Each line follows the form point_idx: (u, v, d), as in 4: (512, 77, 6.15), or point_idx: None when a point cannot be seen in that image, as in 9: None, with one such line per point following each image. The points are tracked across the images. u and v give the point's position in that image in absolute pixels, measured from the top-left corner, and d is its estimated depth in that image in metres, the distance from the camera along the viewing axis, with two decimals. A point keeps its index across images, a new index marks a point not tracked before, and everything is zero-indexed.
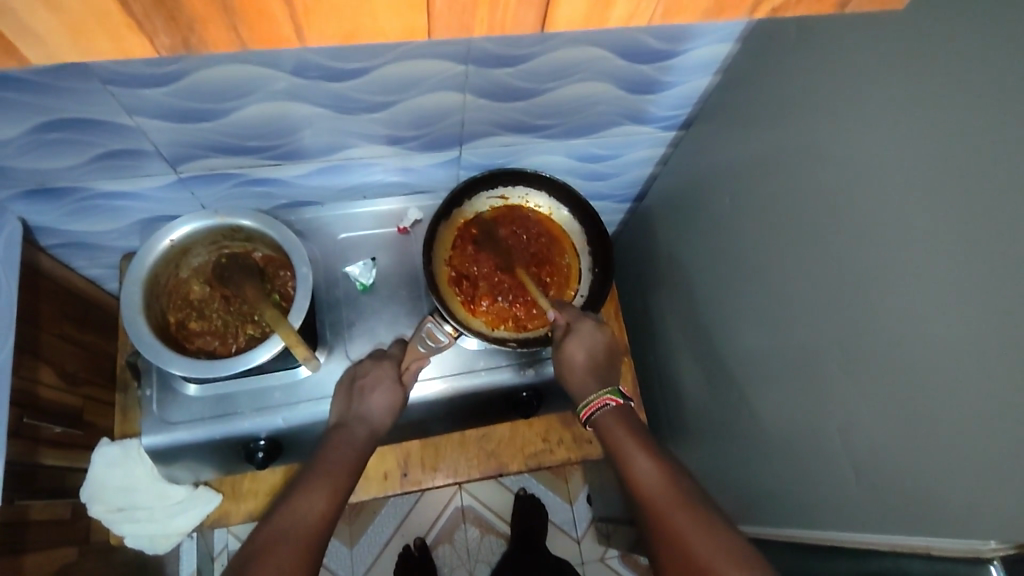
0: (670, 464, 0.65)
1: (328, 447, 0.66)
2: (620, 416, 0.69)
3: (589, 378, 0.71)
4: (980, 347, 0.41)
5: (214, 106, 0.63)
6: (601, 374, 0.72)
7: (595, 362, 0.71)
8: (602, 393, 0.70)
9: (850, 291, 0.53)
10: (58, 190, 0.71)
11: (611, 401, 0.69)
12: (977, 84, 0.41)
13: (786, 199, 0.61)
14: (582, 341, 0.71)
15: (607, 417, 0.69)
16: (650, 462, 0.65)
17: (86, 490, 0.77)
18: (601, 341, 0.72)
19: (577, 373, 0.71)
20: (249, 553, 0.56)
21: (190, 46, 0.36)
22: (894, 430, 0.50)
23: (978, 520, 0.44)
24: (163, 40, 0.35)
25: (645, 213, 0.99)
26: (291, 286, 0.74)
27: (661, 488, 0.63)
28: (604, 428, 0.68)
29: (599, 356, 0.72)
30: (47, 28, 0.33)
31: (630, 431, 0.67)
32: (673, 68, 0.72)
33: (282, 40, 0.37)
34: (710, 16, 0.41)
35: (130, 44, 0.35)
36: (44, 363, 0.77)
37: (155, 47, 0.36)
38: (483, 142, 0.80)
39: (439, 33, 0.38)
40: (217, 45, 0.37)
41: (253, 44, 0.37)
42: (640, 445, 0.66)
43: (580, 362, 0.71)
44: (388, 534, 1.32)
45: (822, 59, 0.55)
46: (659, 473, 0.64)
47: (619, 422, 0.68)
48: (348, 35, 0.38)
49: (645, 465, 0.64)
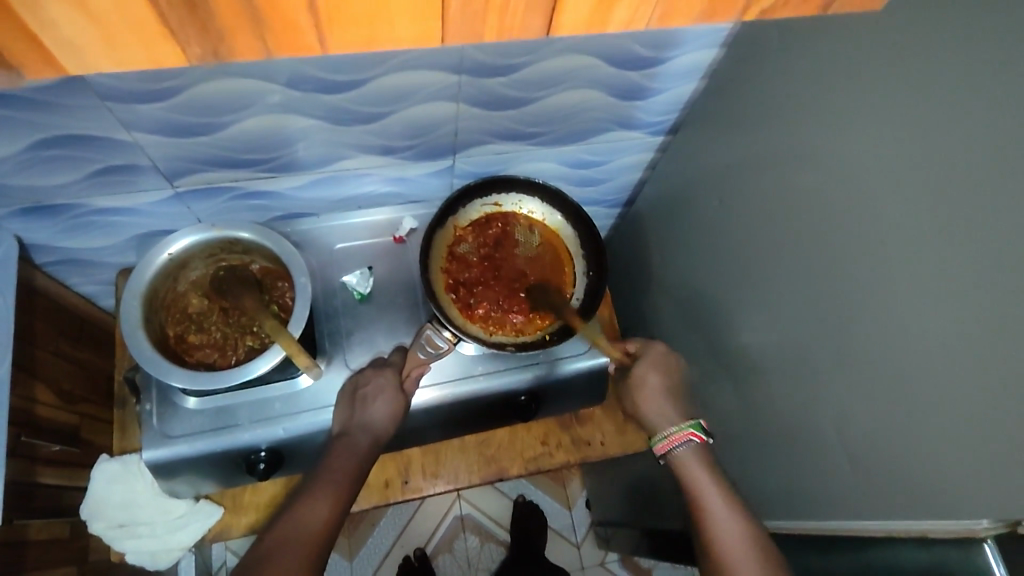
0: (742, 504, 0.65)
1: (332, 455, 0.66)
2: (704, 455, 0.69)
3: (669, 406, 0.74)
4: (970, 332, 0.43)
5: (210, 120, 0.64)
6: (676, 401, 0.75)
7: (668, 386, 0.75)
8: (683, 426, 0.71)
9: (840, 283, 0.55)
10: (55, 208, 0.71)
11: (694, 437, 0.70)
12: (956, 81, 0.43)
13: (775, 199, 0.63)
14: (654, 364, 0.77)
15: (689, 455, 0.69)
16: (728, 509, 0.64)
17: (87, 507, 0.77)
18: (673, 367, 0.77)
19: (654, 397, 0.75)
20: (257, 557, 0.57)
21: (219, 54, 0.40)
22: (884, 418, 0.51)
23: (969, 501, 0.45)
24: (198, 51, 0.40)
25: (636, 217, 1.01)
26: (290, 297, 0.74)
27: (736, 532, 0.63)
28: (685, 465, 0.68)
29: (671, 382, 0.76)
30: (85, 38, 0.38)
31: (710, 470, 0.67)
32: (660, 75, 0.74)
33: (305, 48, 0.41)
34: (702, 19, 0.46)
35: (162, 53, 0.40)
36: (41, 381, 0.77)
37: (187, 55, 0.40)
38: (476, 151, 0.81)
39: (450, 40, 0.43)
40: (244, 54, 0.41)
41: (278, 51, 0.41)
42: (720, 491, 0.65)
43: (656, 383, 0.75)
44: (388, 545, 1.32)
45: (807, 63, 0.57)
46: (737, 519, 0.64)
47: (701, 461, 0.68)
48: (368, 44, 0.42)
49: (723, 510, 0.64)
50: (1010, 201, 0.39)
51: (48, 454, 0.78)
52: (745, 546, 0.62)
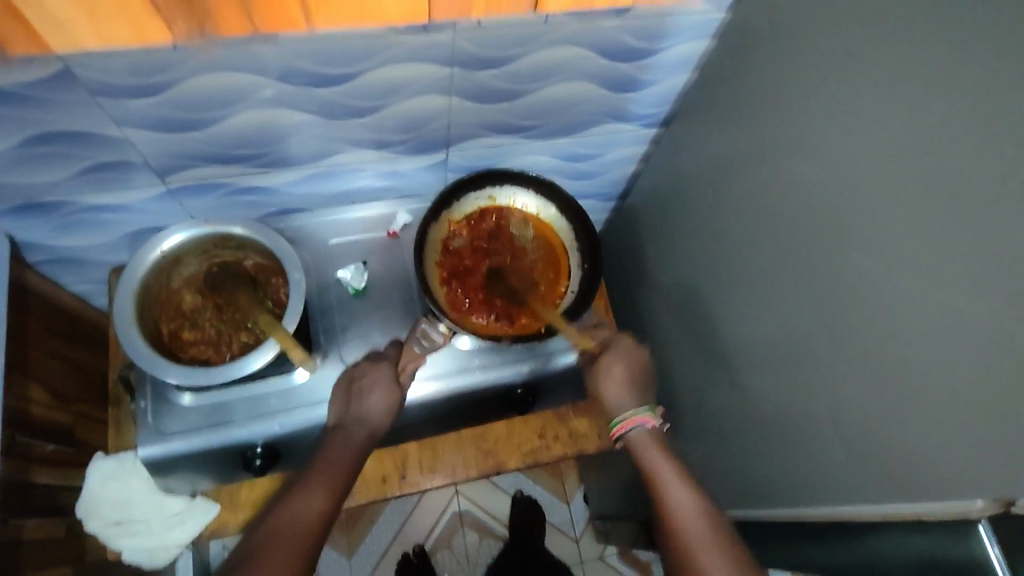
0: (692, 480, 0.67)
1: (326, 447, 0.66)
2: (657, 438, 0.71)
3: (627, 395, 0.74)
4: (967, 314, 0.43)
5: (202, 115, 0.63)
6: (638, 389, 0.75)
7: (632, 375, 0.75)
8: (640, 411, 0.72)
9: (836, 270, 0.55)
10: (47, 206, 0.70)
11: (648, 421, 0.71)
12: (953, 67, 0.43)
13: (769, 188, 0.63)
14: (619, 354, 0.76)
15: (643, 437, 0.71)
16: (686, 492, 0.65)
17: (83, 505, 0.77)
18: (639, 356, 0.77)
19: (615, 384, 0.74)
20: (249, 551, 0.57)
21: None
22: (881, 404, 0.52)
23: (966, 483, 0.45)
24: (180, 25, 0.52)
25: (630, 210, 1.01)
26: (284, 293, 0.73)
27: (693, 514, 0.64)
28: (640, 446, 0.70)
29: (637, 371, 0.76)
30: None
31: (664, 451, 0.69)
32: (652, 67, 0.74)
33: None
34: None
35: None
36: (35, 381, 0.77)
37: (171, 32, 0.53)
38: (470, 145, 0.81)
39: None
40: None
41: None
42: (676, 474, 0.67)
43: (620, 374, 0.75)
44: (386, 542, 1.32)
45: (801, 51, 0.57)
46: (693, 501, 0.65)
47: (654, 442, 0.70)
48: (347, 19, 0.56)
49: (680, 493, 0.65)
50: (1008, 184, 0.39)
51: (43, 453, 0.78)
52: (699, 527, 0.63)
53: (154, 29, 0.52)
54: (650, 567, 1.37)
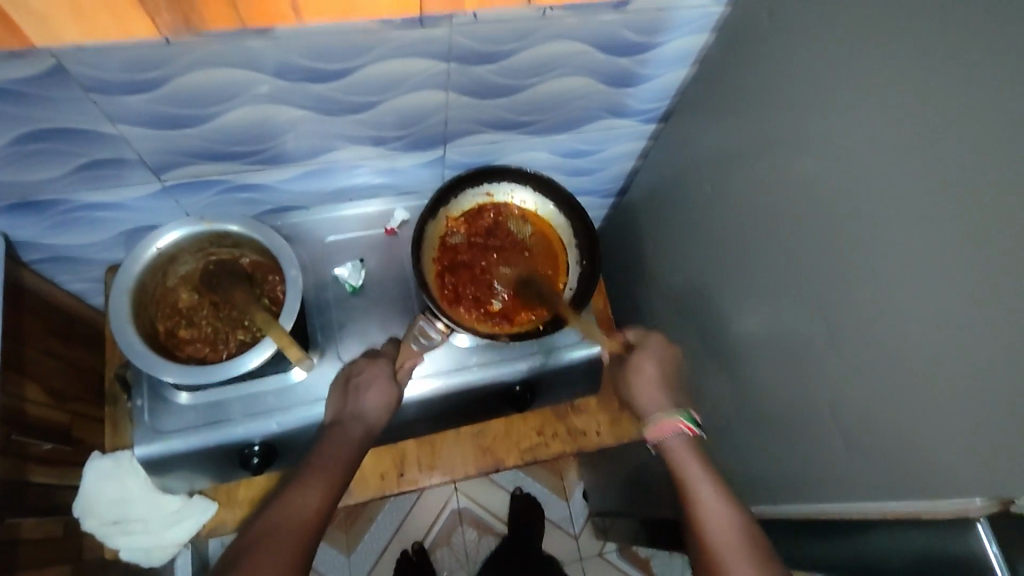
0: (731, 491, 0.65)
1: (324, 444, 0.66)
2: (694, 447, 0.69)
3: (664, 398, 0.74)
4: (967, 311, 0.43)
5: (196, 112, 0.63)
6: (669, 390, 0.76)
7: (665, 375, 0.76)
8: (677, 415, 0.72)
9: (836, 267, 0.54)
10: (41, 203, 0.70)
11: (683, 426, 0.71)
12: (954, 61, 0.43)
13: (769, 185, 0.63)
14: (652, 353, 0.78)
15: (680, 446, 0.69)
16: (719, 501, 0.63)
17: (79, 504, 0.76)
18: (672, 356, 0.78)
19: (646, 384, 0.76)
20: (244, 547, 0.56)
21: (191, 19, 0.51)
22: (881, 400, 0.51)
23: (966, 479, 0.45)
24: (165, 18, 0.52)
25: (629, 207, 1.00)
26: (281, 291, 0.73)
27: (722, 519, 0.61)
28: (675, 453, 0.69)
29: (669, 371, 0.77)
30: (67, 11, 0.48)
31: (703, 463, 0.67)
32: (651, 61, 0.74)
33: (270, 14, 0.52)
34: None
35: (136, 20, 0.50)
36: (31, 379, 0.77)
37: (155, 26, 0.52)
38: (468, 141, 0.80)
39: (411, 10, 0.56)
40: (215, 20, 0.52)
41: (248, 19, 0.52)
42: (713, 483, 0.65)
43: (652, 374, 0.76)
44: (386, 539, 1.32)
45: (801, 46, 0.56)
46: (725, 509, 0.62)
47: (690, 449, 0.69)
48: (336, 14, 0.56)
49: (713, 501, 0.63)
50: (1011, 179, 0.39)
51: (39, 452, 0.78)
52: (729, 532, 0.60)
53: (138, 24, 0.52)
54: (650, 564, 1.37)
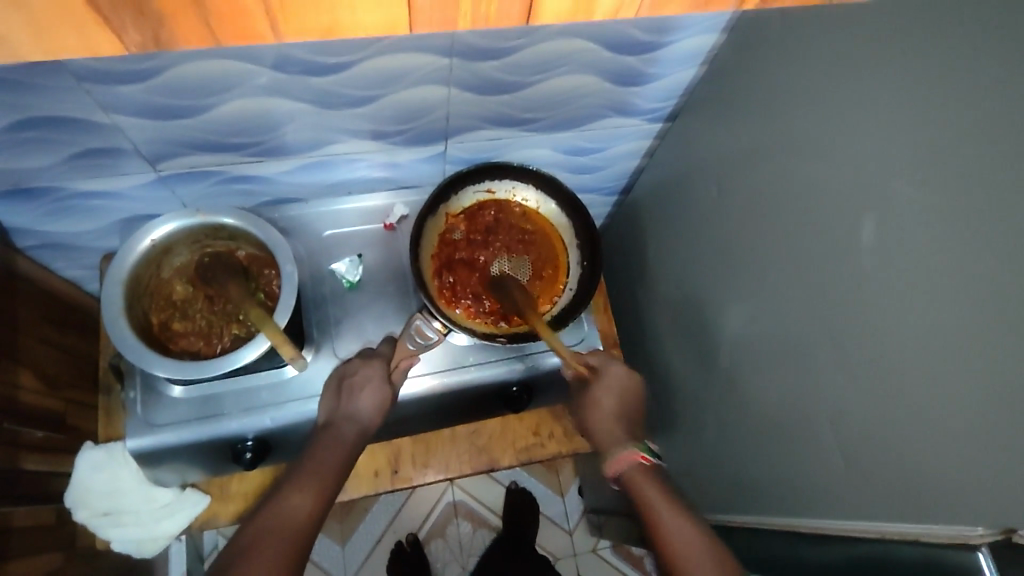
0: (692, 512, 0.65)
1: (317, 446, 0.65)
2: (652, 474, 0.68)
3: (620, 429, 0.72)
4: (974, 334, 0.41)
5: (193, 103, 0.62)
6: (628, 423, 0.73)
7: (624, 409, 0.73)
8: (635, 448, 0.70)
9: (840, 280, 0.53)
10: (34, 191, 0.69)
11: (641, 458, 0.69)
12: (970, 73, 0.41)
13: (775, 191, 0.62)
14: (611, 387, 0.73)
15: (636, 475, 0.68)
16: (685, 526, 0.63)
17: (71, 495, 0.76)
18: (630, 386, 0.74)
19: (605, 419, 0.72)
20: (236, 552, 0.55)
21: (158, 41, 0.47)
22: (881, 418, 0.50)
23: (965, 505, 0.44)
24: (132, 36, 0.47)
25: (633, 206, 0.99)
26: (276, 285, 0.72)
27: (693, 547, 0.61)
28: (635, 484, 0.67)
29: (627, 404, 0.73)
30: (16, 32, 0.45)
31: (662, 490, 0.66)
32: (659, 60, 0.72)
33: (257, 36, 0.49)
34: None
35: (99, 44, 0.47)
36: (25, 367, 0.76)
37: (122, 44, 0.47)
38: (470, 136, 0.79)
39: (420, 26, 0.51)
40: (188, 40, 0.48)
41: (226, 39, 0.48)
42: (673, 505, 0.65)
43: (611, 409, 0.72)
44: (380, 531, 1.32)
45: (812, 52, 0.55)
46: (692, 530, 0.62)
47: (647, 479, 0.67)
48: (327, 31, 0.50)
49: (680, 526, 0.63)
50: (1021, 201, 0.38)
51: (33, 440, 0.77)
52: (699, 559, 0.60)
53: (103, 42, 0.47)
54: (643, 561, 1.37)
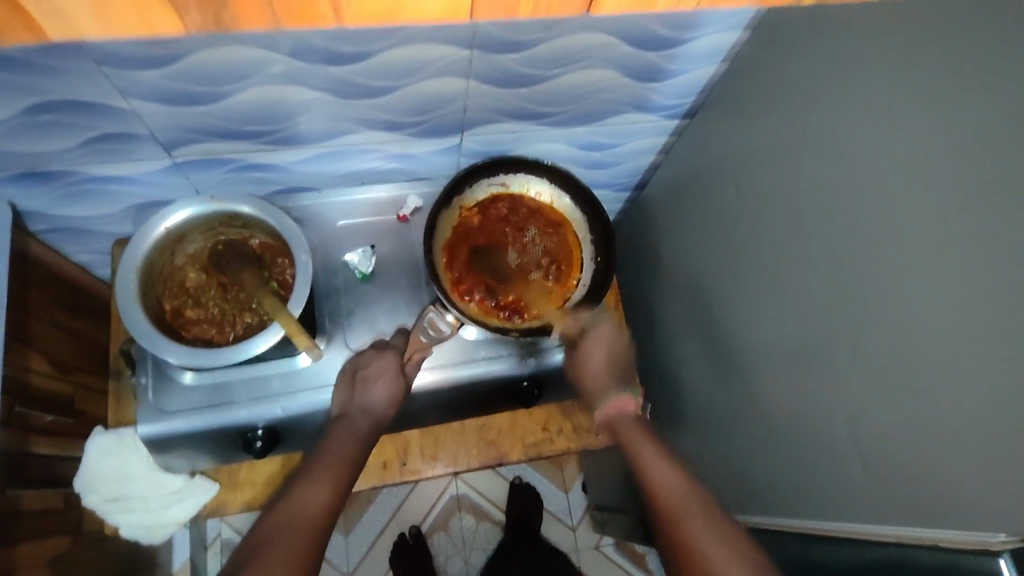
0: (679, 461, 0.68)
1: (330, 438, 0.65)
2: (640, 422, 0.73)
3: (609, 378, 0.77)
4: (997, 339, 0.41)
5: (209, 89, 0.61)
6: (618, 375, 0.78)
7: (610, 359, 0.78)
8: (628, 397, 0.76)
9: (858, 281, 0.53)
10: (49, 174, 0.69)
11: (631, 406, 0.75)
12: (1001, 73, 0.40)
13: (793, 191, 0.61)
14: (599, 342, 0.77)
15: (627, 422, 0.73)
16: (674, 473, 0.66)
17: (81, 480, 0.77)
18: (615, 340, 0.79)
19: (596, 371, 0.77)
20: (254, 546, 0.55)
21: (219, 23, 0.45)
22: (898, 422, 0.50)
23: (984, 512, 0.44)
24: (193, 17, 0.44)
25: (647, 203, 0.98)
26: (289, 275, 0.72)
27: (683, 494, 0.64)
28: (626, 433, 0.72)
29: (614, 356, 0.78)
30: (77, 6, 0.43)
31: (646, 433, 0.71)
32: (679, 56, 0.71)
33: (317, 18, 0.46)
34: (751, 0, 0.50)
35: (157, 20, 0.45)
36: (35, 351, 0.76)
37: (183, 24, 0.45)
38: (486, 129, 0.78)
39: (478, 16, 0.49)
40: (248, 22, 0.45)
41: (286, 21, 0.45)
42: (659, 453, 0.68)
43: (599, 361, 0.77)
44: (383, 523, 1.32)
45: (835, 51, 0.54)
46: (680, 479, 0.65)
47: (640, 427, 0.72)
48: (376, 17, 0.48)
49: (666, 471, 0.66)
50: None
51: (42, 424, 0.77)
52: (685, 502, 0.63)
53: (162, 19, 0.44)
54: (646, 559, 1.37)
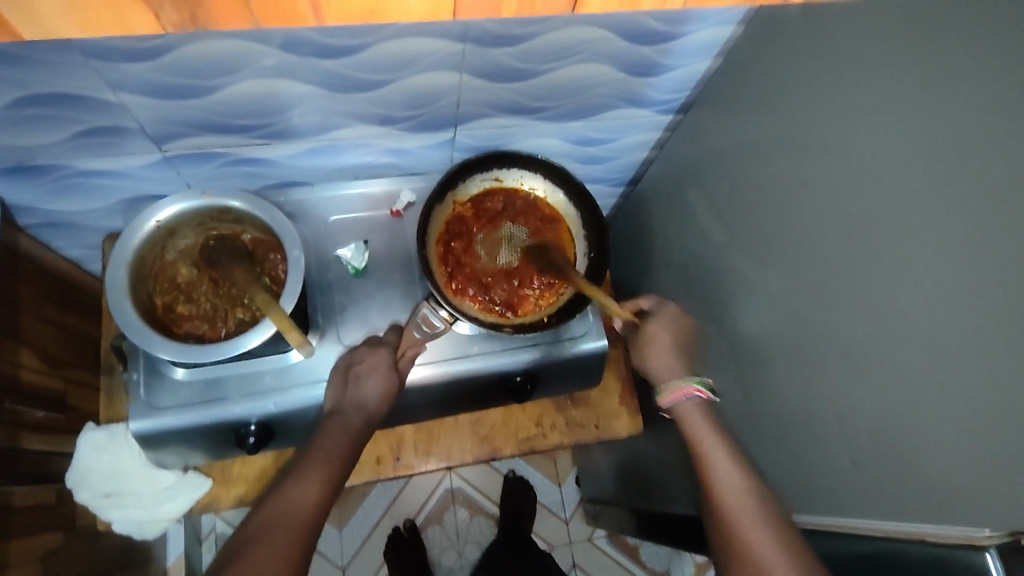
0: (744, 457, 0.65)
1: (322, 433, 0.65)
2: (707, 413, 0.69)
3: (676, 362, 0.73)
4: (986, 336, 0.41)
5: (200, 83, 0.61)
6: (687, 358, 0.74)
7: (677, 344, 0.74)
8: (690, 381, 0.70)
9: (850, 279, 0.53)
10: (38, 169, 0.68)
11: (700, 392, 0.70)
12: (993, 70, 0.40)
13: (786, 188, 0.61)
14: (664, 324, 0.75)
15: (691, 410, 0.69)
16: (731, 470, 0.64)
17: (74, 476, 0.77)
18: (684, 326, 0.76)
19: (662, 352, 0.74)
20: (242, 542, 0.55)
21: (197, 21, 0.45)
22: (888, 418, 0.50)
23: (970, 506, 0.44)
24: (170, 16, 0.45)
25: (641, 198, 0.98)
26: (282, 270, 0.71)
27: (742, 494, 0.62)
28: (688, 417, 0.69)
29: (683, 341, 0.75)
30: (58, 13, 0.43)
31: (711, 425, 0.68)
32: (674, 51, 0.71)
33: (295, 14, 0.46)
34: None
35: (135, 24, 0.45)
36: (25, 347, 0.76)
37: (160, 24, 0.45)
38: (479, 124, 0.78)
39: (462, 13, 0.50)
40: (226, 20, 0.46)
41: (263, 19, 0.46)
42: (724, 450, 0.65)
43: (666, 343, 0.74)
44: (377, 516, 1.33)
45: (829, 47, 0.54)
46: (741, 476, 0.63)
47: (702, 415, 0.69)
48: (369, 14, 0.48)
49: (726, 469, 0.64)
50: None
51: (33, 420, 0.77)
52: (747, 504, 0.61)
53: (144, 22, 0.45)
54: (638, 552, 1.38)
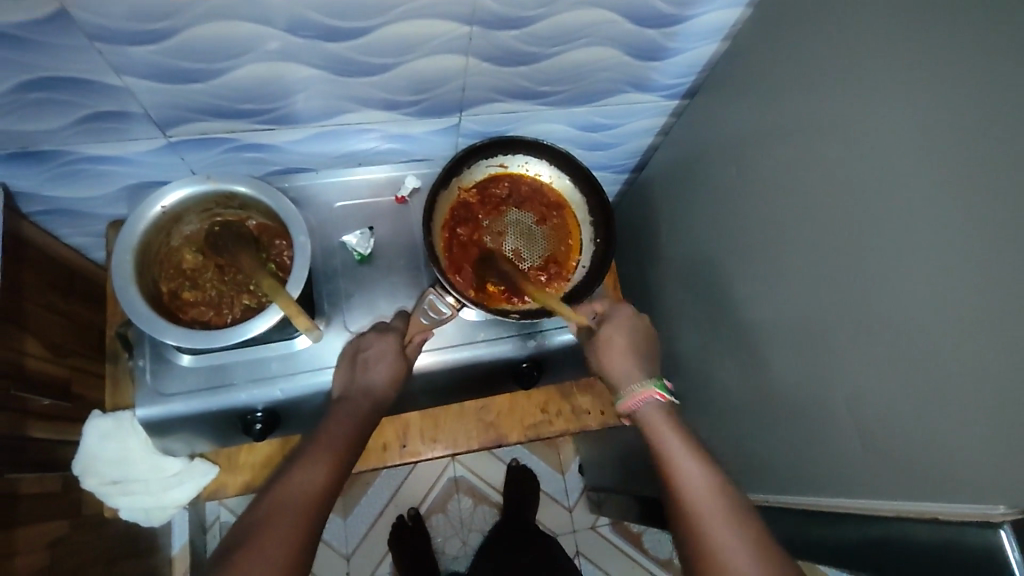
0: (709, 457, 0.63)
1: (330, 418, 0.65)
2: (669, 414, 0.67)
3: (635, 366, 0.71)
4: (998, 315, 0.41)
5: (204, 66, 0.60)
6: (641, 357, 0.71)
7: (634, 344, 0.72)
8: (649, 383, 0.69)
9: (859, 260, 0.53)
10: (41, 154, 0.67)
11: (656, 394, 0.68)
12: (1006, 46, 0.40)
13: (793, 171, 0.61)
14: (618, 325, 0.73)
15: (652, 411, 0.67)
16: (697, 468, 0.61)
17: (80, 463, 0.76)
18: (639, 326, 0.74)
19: (618, 357, 0.71)
20: (249, 527, 0.55)
21: None
22: (897, 400, 0.50)
23: (980, 484, 0.44)
24: None
25: (646, 184, 0.98)
26: (287, 256, 0.71)
27: (706, 494, 0.59)
28: (647, 421, 0.66)
29: (638, 341, 0.72)
30: None
31: (674, 423, 0.66)
32: (680, 34, 0.71)
33: None
34: None
35: None
36: (31, 335, 0.75)
37: None
38: (484, 109, 0.78)
39: None
40: None
41: None
42: (690, 450, 0.63)
43: (621, 345, 0.71)
44: (381, 505, 1.33)
45: (838, 28, 0.54)
46: (704, 474, 0.60)
47: (663, 415, 0.67)
48: None
49: (692, 467, 0.61)
50: None
51: (38, 408, 0.77)
52: (712, 505, 0.58)
53: None
54: (642, 539, 1.39)
